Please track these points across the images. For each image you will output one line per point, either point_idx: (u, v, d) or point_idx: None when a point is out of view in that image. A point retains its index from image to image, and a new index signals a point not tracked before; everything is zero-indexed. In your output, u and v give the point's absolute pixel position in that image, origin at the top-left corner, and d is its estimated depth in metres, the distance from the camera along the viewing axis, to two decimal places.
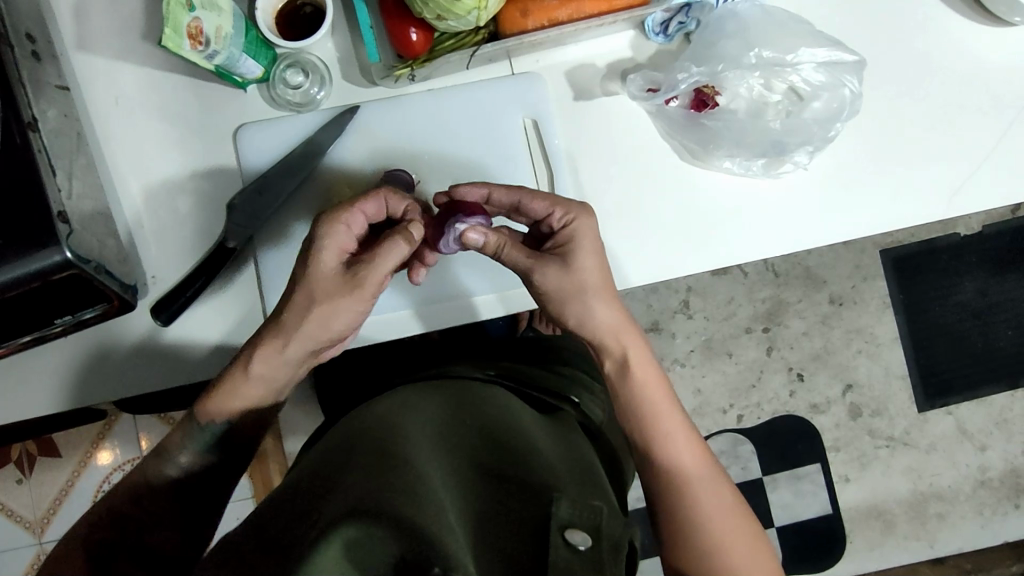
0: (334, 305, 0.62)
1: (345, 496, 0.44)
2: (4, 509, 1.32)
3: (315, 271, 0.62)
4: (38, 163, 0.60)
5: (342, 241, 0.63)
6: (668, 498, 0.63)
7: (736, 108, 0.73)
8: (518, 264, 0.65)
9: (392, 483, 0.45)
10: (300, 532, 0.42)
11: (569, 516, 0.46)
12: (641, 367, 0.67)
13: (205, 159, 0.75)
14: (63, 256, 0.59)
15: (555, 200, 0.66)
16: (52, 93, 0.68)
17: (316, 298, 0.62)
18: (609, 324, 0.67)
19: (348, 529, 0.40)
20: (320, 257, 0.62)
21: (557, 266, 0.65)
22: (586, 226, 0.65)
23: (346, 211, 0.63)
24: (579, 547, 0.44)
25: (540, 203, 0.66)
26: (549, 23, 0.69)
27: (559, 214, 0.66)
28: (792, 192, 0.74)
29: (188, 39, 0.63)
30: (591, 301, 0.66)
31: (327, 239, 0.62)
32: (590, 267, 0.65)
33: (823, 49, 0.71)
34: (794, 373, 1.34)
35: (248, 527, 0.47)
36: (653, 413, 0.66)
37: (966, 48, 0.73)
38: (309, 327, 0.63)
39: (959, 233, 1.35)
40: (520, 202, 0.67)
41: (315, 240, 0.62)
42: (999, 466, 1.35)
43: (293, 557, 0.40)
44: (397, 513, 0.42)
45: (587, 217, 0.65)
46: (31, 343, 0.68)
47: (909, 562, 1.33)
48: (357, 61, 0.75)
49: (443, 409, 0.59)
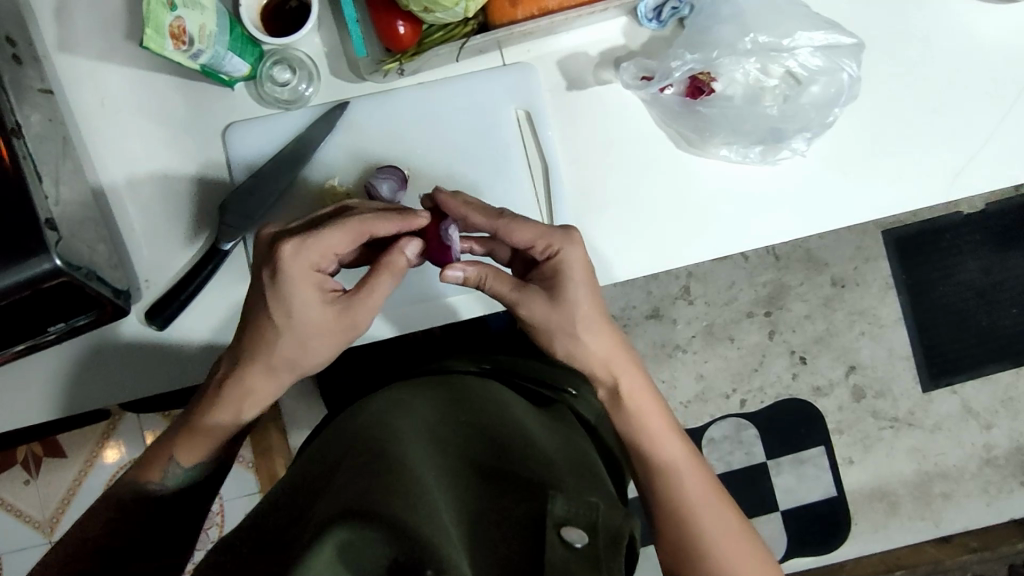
0: (315, 330, 0.61)
1: (338, 499, 0.42)
2: (13, 509, 1.33)
3: (293, 309, 0.60)
4: (23, 169, 0.59)
5: (317, 277, 0.60)
6: (673, 536, 0.62)
7: (732, 94, 0.72)
8: (505, 298, 0.64)
9: (387, 483, 0.43)
10: (295, 534, 0.41)
11: (565, 514, 0.43)
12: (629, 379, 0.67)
13: (193, 159, 0.74)
14: (52, 263, 0.58)
15: (540, 231, 0.63)
16: (36, 97, 0.67)
17: (301, 331, 0.61)
18: (601, 353, 0.66)
19: (340, 531, 0.38)
20: (295, 293, 0.59)
21: (546, 298, 0.64)
22: (573, 256, 0.63)
23: (324, 252, 0.59)
24: (576, 545, 0.39)
25: (523, 230, 0.63)
26: (539, 12, 0.67)
27: (543, 244, 0.63)
28: (790, 177, 0.72)
29: (171, 39, 0.62)
30: (579, 331, 0.65)
31: (300, 280, 0.59)
32: (581, 297, 0.64)
33: (820, 32, 0.69)
34: (797, 357, 1.33)
35: (242, 534, 0.45)
36: (650, 431, 0.66)
37: (964, 27, 0.72)
38: (285, 353, 0.62)
39: (961, 212, 1.33)
40: (501, 230, 0.64)
41: (289, 282, 0.59)
42: (1004, 444, 1.35)
43: (285, 562, 0.38)
44: (390, 514, 0.39)
45: (573, 246, 0.63)
46: (24, 351, 0.67)
47: (914, 542, 1.33)
48: (345, 55, 0.74)
49: (439, 408, 0.57)
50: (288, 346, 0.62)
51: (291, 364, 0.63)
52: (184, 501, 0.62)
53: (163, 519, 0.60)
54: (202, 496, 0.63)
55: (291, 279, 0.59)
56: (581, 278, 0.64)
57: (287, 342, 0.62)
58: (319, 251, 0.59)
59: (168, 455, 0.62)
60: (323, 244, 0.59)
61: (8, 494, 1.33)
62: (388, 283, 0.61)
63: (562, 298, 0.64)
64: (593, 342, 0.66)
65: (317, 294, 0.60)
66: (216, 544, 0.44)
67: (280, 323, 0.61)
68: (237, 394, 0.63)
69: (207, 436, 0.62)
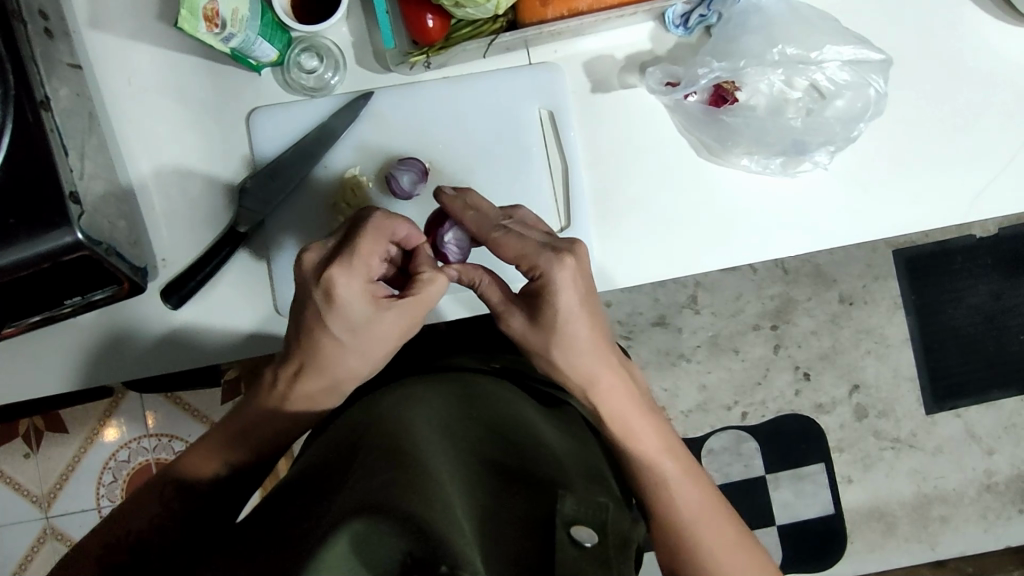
0: (382, 340, 0.59)
1: (354, 493, 0.42)
2: (12, 483, 1.33)
3: (358, 328, 0.57)
4: (50, 142, 0.59)
5: (369, 290, 0.57)
6: (669, 543, 0.63)
7: (756, 104, 0.72)
8: (493, 306, 0.62)
9: (401, 480, 0.43)
10: (309, 526, 0.41)
11: (575, 513, 0.42)
12: (608, 401, 0.62)
13: (215, 141, 0.74)
14: (74, 237, 0.59)
15: (524, 251, 0.58)
16: (65, 71, 0.67)
17: (365, 349, 0.59)
18: (587, 374, 0.61)
19: (354, 525, 0.39)
20: (354, 313, 0.56)
21: (524, 318, 0.59)
22: (559, 278, 0.56)
23: (369, 263, 0.56)
24: (587, 545, 0.38)
25: (510, 246, 0.59)
26: (569, 13, 0.68)
27: (528, 264, 0.58)
28: (810, 190, 0.72)
29: (205, 21, 0.63)
30: (567, 356, 0.60)
31: (357, 299, 0.56)
32: (571, 321, 0.58)
33: (849, 47, 0.70)
34: (801, 372, 1.33)
35: (259, 528, 0.45)
36: (643, 453, 0.63)
37: (993, 49, 0.72)
38: (347, 367, 0.60)
39: (973, 235, 1.33)
40: (495, 242, 0.60)
41: (346, 303, 0.56)
42: (1005, 471, 1.35)
43: (299, 554, 0.38)
44: (404, 509, 0.39)
45: (559, 271, 0.56)
46: (40, 323, 0.68)
47: (910, 564, 1.33)
48: (372, 46, 0.74)
49: (452, 402, 0.57)
50: (358, 364, 0.60)
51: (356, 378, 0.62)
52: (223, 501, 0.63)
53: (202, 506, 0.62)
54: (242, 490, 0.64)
55: (342, 293, 0.55)
56: (569, 305, 0.57)
57: (348, 361, 0.59)
58: (366, 268, 0.56)
59: (208, 448, 0.63)
60: (367, 259, 0.56)
61: (8, 467, 1.33)
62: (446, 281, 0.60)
63: (544, 319, 0.58)
64: (580, 363, 0.60)
65: (372, 305, 0.57)
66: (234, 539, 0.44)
67: (343, 338, 0.58)
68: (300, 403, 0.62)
69: (239, 432, 0.63)
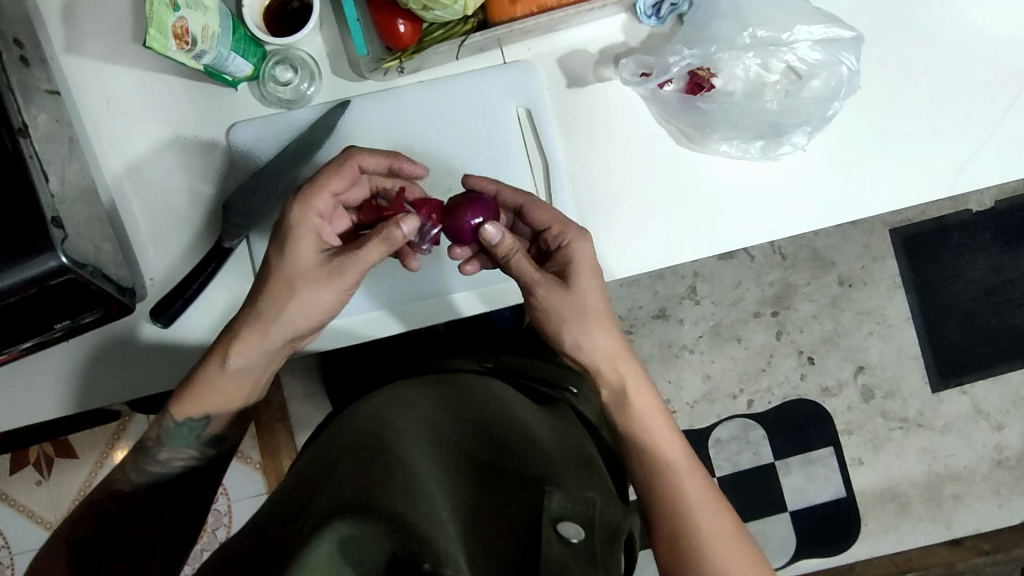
0: (307, 293, 0.63)
1: (338, 495, 0.41)
2: (24, 510, 1.33)
3: (291, 256, 0.62)
4: (30, 168, 0.59)
5: (317, 225, 0.63)
6: (665, 526, 0.60)
7: (733, 90, 0.72)
8: (525, 278, 0.64)
9: (386, 482, 0.42)
10: (295, 529, 0.40)
11: (563, 509, 0.40)
12: (610, 362, 0.65)
13: (197, 158, 0.75)
14: (58, 261, 0.59)
15: (557, 218, 0.66)
16: (43, 98, 0.68)
17: (292, 285, 0.62)
18: (604, 349, 0.65)
19: (341, 525, 0.38)
20: (296, 242, 0.62)
21: (558, 285, 0.64)
22: (581, 249, 0.65)
23: (322, 193, 0.63)
24: (572, 541, 0.38)
25: (542, 216, 0.67)
26: (538, 10, 0.67)
27: (558, 233, 0.66)
28: (792, 172, 0.72)
29: (174, 39, 0.62)
30: (588, 324, 0.64)
31: (302, 227, 0.62)
32: (590, 289, 0.65)
33: (819, 26, 0.70)
34: (805, 357, 1.33)
35: (246, 534, 0.44)
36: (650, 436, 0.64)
37: (970, 20, 0.71)
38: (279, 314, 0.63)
39: (970, 209, 1.32)
40: (524, 207, 0.68)
41: (291, 228, 0.62)
42: (1016, 445, 1.33)
43: (284, 557, 0.38)
44: (388, 510, 0.39)
45: (583, 243, 0.65)
46: (33, 348, 0.68)
47: (926, 545, 1.31)
48: (346, 54, 0.75)
49: (439, 405, 0.56)
50: (273, 301, 0.63)
51: (282, 324, 0.64)
52: (182, 503, 0.65)
53: (174, 492, 0.65)
54: (206, 485, 0.67)
55: (295, 213, 0.62)
56: (590, 275, 0.65)
57: (280, 297, 0.63)
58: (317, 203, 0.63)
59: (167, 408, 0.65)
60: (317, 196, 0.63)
61: (20, 495, 1.34)
62: (378, 248, 0.61)
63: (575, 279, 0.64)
64: (592, 330, 0.65)
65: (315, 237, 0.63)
66: (222, 548, 0.44)
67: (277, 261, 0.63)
68: (228, 381, 0.64)
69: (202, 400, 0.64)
